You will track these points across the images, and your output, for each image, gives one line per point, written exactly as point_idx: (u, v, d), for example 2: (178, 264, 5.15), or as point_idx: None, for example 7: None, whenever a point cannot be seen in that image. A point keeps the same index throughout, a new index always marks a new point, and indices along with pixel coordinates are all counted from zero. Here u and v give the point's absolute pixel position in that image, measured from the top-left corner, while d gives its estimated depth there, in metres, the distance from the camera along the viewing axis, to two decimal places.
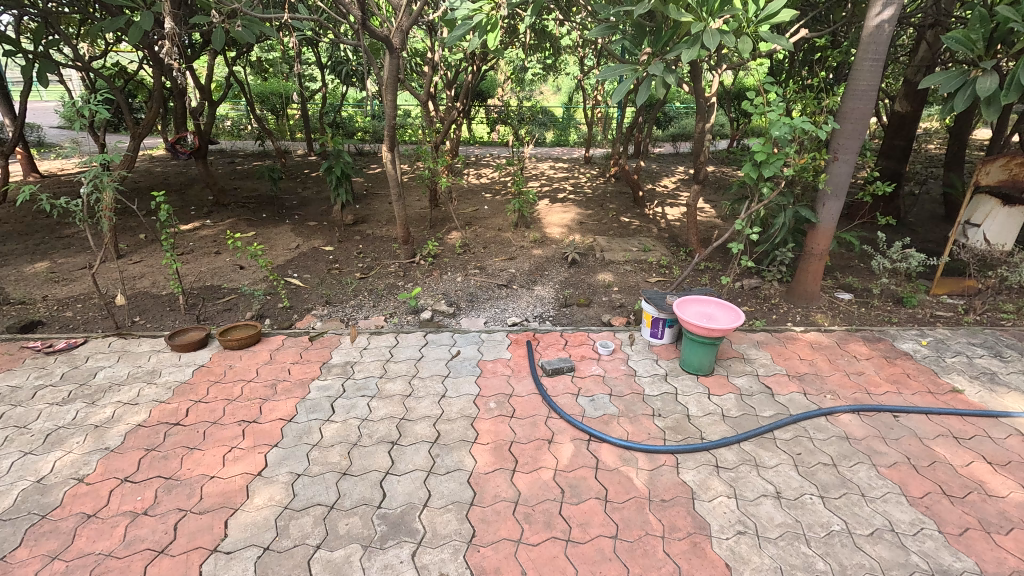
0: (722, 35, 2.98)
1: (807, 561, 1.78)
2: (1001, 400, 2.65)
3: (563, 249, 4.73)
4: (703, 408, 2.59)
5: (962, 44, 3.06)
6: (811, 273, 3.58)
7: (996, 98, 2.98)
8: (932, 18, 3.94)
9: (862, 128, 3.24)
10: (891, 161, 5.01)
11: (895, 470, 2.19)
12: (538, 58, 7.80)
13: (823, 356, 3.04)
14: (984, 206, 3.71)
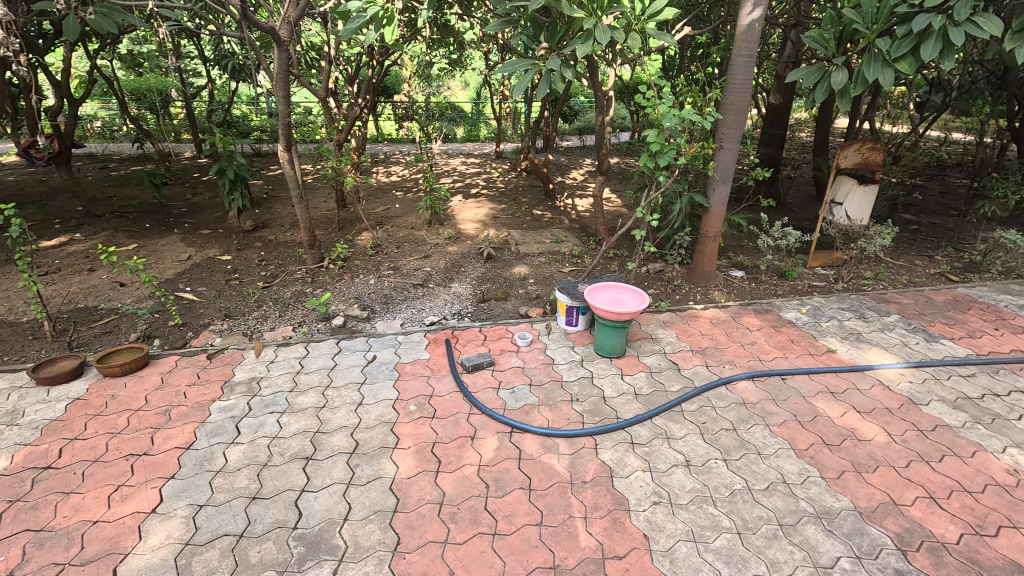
0: (612, 31, 3.11)
1: (714, 521, 1.92)
2: (866, 356, 3.03)
3: (478, 244, 4.73)
4: (617, 389, 2.71)
5: (818, 42, 3.45)
6: (706, 254, 3.87)
7: (847, 90, 3.37)
8: (794, 18, 4.39)
9: (741, 119, 3.54)
10: (770, 149, 5.52)
11: (784, 427, 2.42)
12: (442, 53, 7.71)
13: (721, 330, 3.30)
14: (844, 186, 4.15)
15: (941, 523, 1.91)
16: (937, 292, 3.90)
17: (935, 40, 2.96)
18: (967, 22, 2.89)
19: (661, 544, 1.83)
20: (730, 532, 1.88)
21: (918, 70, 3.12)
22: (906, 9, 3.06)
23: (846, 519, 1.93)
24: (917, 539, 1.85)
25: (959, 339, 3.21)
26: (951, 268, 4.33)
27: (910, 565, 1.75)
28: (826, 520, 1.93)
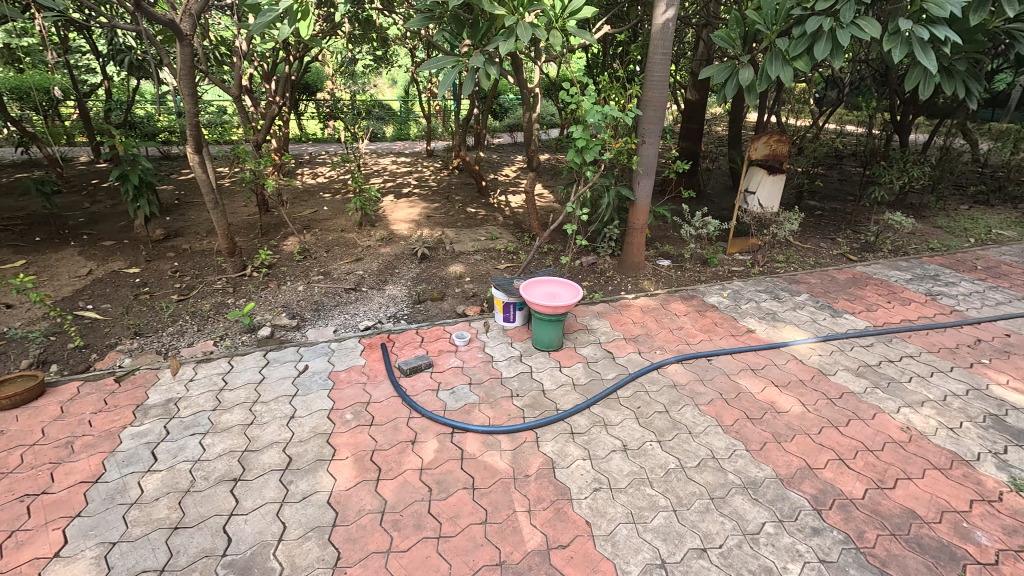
0: (534, 29, 3.14)
1: (651, 501, 2.00)
2: (781, 333, 3.27)
3: (412, 245, 4.64)
4: (556, 381, 2.76)
5: (726, 42, 3.66)
6: (635, 245, 4.01)
7: (754, 87, 3.61)
8: (704, 18, 4.63)
9: (661, 114, 3.69)
10: (689, 143, 5.81)
11: (712, 406, 2.56)
12: (365, 49, 7.48)
13: (651, 317, 3.44)
14: (756, 176, 4.43)
15: (849, 481, 2.10)
16: (839, 271, 4.27)
17: (826, 40, 3.22)
18: (852, 24, 3.18)
19: (603, 529, 1.88)
20: (667, 510, 1.96)
21: (814, 68, 3.39)
22: (800, 11, 3.32)
23: (769, 487, 2.07)
24: (830, 498, 2.02)
25: (859, 313, 3.54)
26: (850, 248, 4.76)
27: (825, 523, 1.91)
28: (751, 490, 2.06)
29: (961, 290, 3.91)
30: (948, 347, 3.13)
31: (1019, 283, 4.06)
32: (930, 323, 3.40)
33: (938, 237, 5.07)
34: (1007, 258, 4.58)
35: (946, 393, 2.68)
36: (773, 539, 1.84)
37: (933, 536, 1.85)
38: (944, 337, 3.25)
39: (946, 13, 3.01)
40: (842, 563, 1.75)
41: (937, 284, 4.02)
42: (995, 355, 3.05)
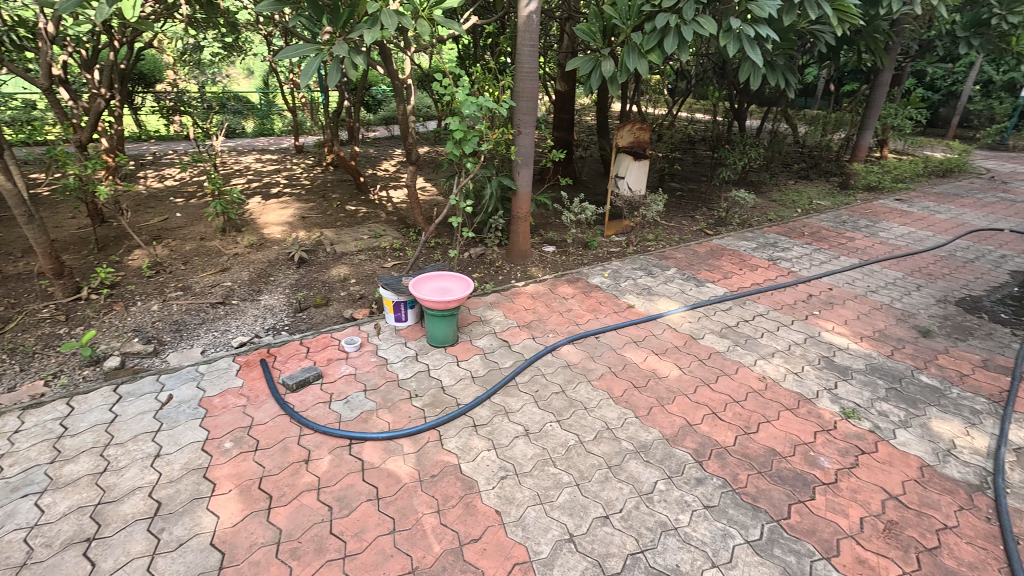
0: (399, 17, 3.03)
1: (556, 480, 2.08)
2: (657, 306, 3.56)
3: (287, 249, 4.29)
4: (455, 376, 2.74)
5: (588, 35, 3.86)
6: (520, 234, 4.10)
7: (616, 78, 3.85)
8: (565, 12, 4.83)
9: (533, 105, 3.79)
10: (562, 132, 6.06)
11: (603, 380, 2.72)
12: (211, 35, 6.70)
13: (541, 303, 3.55)
14: (623, 162, 4.75)
15: (722, 432, 2.35)
16: (700, 245, 4.75)
17: (673, 35, 3.53)
18: (693, 21, 3.51)
19: (513, 515, 1.91)
20: (570, 485, 2.05)
21: (665, 60, 3.69)
22: (649, 8, 3.59)
23: (658, 448, 2.25)
24: (708, 449, 2.25)
25: (718, 281, 3.97)
26: (707, 224, 5.31)
27: (706, 472, 2.12)
28: (643, 453, 2.22)
29: (794, 254, 4.56)
30: (788, 303, 3.64)
31: (835, 245, 4.84)
32: (773, 285, 3.92)
33: (774, 209, 5.85)
34: (825, 224, 5.43)
35: (790, 343, 3.12)
36: (665, 495, 2.01)
37: (789, 468, 2.15)
38: (785, 295, 3.77)
39: (765, 13, 3.45)
40: (722, 505, 1.96)
41: (776, 251, 4.64)
42: (823, 307, 3.61)
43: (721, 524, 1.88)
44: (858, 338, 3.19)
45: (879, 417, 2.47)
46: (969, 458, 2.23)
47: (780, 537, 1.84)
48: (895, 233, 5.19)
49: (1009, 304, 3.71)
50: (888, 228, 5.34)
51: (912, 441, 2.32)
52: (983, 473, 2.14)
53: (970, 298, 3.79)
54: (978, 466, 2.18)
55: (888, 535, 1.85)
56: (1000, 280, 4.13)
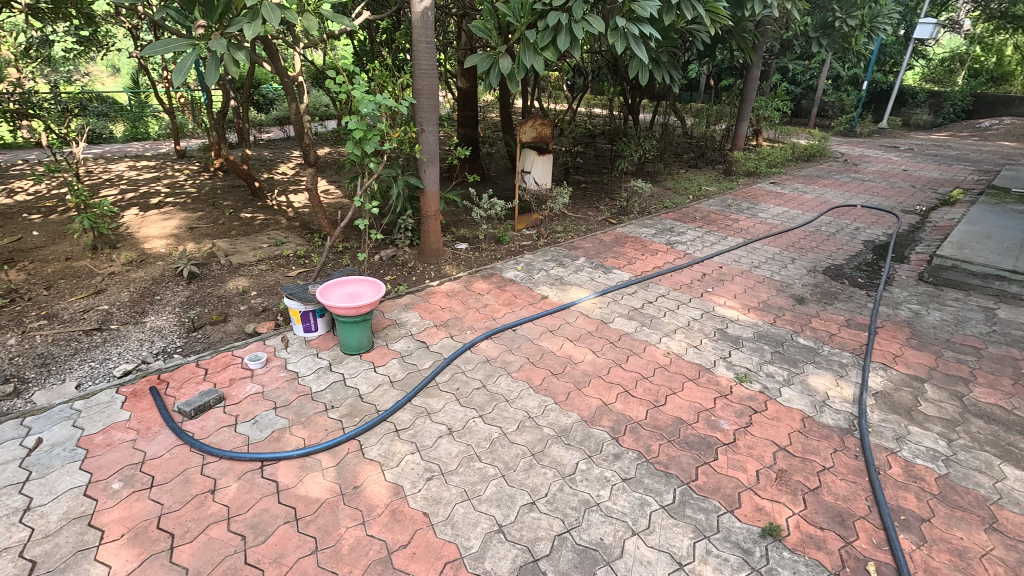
0: (282, 11, 2.87)
1: (482, 474, 2.09)
2: (569, 294, 3.69)
3: (174, 264, 3.91)
4: (372, 383, 2.65)
5: (483, 32, 3.89)
6: (432, 232, 4.05)
7: (514, 74, 3.93)
8: (460, 9, 4.82)
9: (435, 102, 3.75)
10: (467, 129, 6.06)
11: (522, 371, 2.78)
12: (62, 28, 5.90)
13: (457, 300, 3.55)
14: (529, 158, 4.86)
15: (635, 407, 2.50)
16: (605, 234, 4.98)
17: (566, 33, 3.67)
18: (583, 20, 3.67)
19: (441, 515, 1.90)
20: (497, 477, 2.08)
21: (560, 57, 3.82)
22: (541, 6, 3.69)
23: (577, 430, 2.34)
24: (624, 425, 2.38)
25: (623, 267, 4.19)
26: (611, 214, 5.58)
27: (623, 447, 2.24)
28: (564, 437, 2.30)
29: (689, 238, 4.93)
30: (686, 283, 3.93)
31: (723, 227, 5.29)
32: (672, 267, 4.21)
33: (670, 197, 6.28)
34: (714, 209, 5.92)
35: (689, 319, 3.38)
36: (587, 474, 2.10)
37: (695, 433, 2.34)
38: (683, 276, 4.07)
39: (647, 13, 3.68)
40: (638, 476, 2.09)
41: (673, 235, 4.99)
42: (715, 284, 3.94)
43: (638, 493, 2.01)
44: (746, 309, 3.53)
45: (767, 378, 2.76)
46: (839, 406, 2.55)
47: (690, 497, 2.00)
48: (772, 213, 5.78)
49: (864, 269, 4.29)
50: (766, 209, 5.94)
51: (795, 396, 2.61)
52: (850, 418, 2.47)
53: (834, 267, 4.32)
54: (847, 412, 2.51)
55: (779, 482, 2.07)
56: (856, 249, 4.76)
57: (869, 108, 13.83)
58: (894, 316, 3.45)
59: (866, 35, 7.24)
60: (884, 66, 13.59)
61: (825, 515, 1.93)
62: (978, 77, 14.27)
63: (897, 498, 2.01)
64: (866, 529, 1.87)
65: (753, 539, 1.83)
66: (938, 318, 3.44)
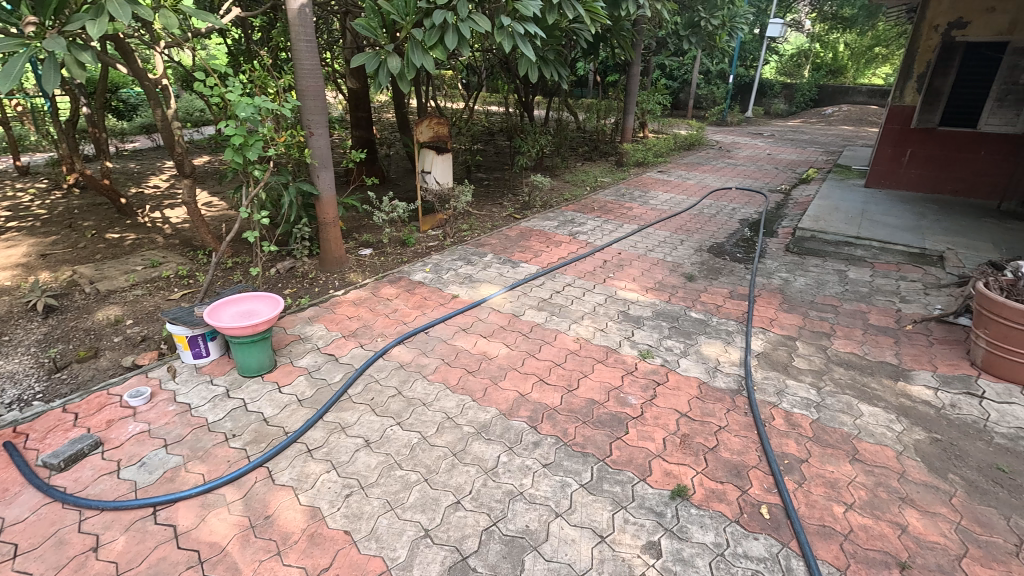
0: (134, 8, 2.58)
1: (404, 481, 2.05)
2: (479, 292, 3.71)
3: (23, 297, 3.39)
4: (278, 405, 2.49)
5: (368, 31, 3.76)
6: (332, 240, 3.87)
7: (404, 74, 3.85)
8: (341, 6, 4.62)
9: (322, 104, 3.57)
10: (362, 131, 5.86)
11: (438, 373, 2.75)
12: None
13: (365, 308, 3.43)
14: (428, 158, 4.80)
15: (550, 395, 2.58)
16: (511, 230, 5.07)
17: (453, 32, 3.68)
18: (469, 19, 3.70)
19: (363, 530, 1.84)
20: (419, 482, 2.05)
21: (449, 57, 3.81)
22: (425, 5, 3.65)
23: (496, 424, 2.37)
24: (541, 413, 2.44)
25: (530, 260, 4.29)
26: (514, 209, 5.69)
27: (541, 434, 2.31)
28: (484, 433, 2.32)
29: (589, 227, 5.17)
30: (590, 271, 4.12)
31: (620, 215, 5.60)
32: (576, 256, 4.39)
33: (569, 190, 6.53)
34: (610, 199, 6.25)
35: (595, 305, 3.54)
36: (509, 465, 2.14)
37: (607, 412, 2.46)
38: (587, 264, 4.25)
39: (530, 13, 3.79)
40: (557, 459, 2.17)
41: (574, 226, 5.19)
42: (616, 269, 4.16)
43: (558, 476, 2.08)
44: (645, 291, 3.77)
45: (667, 352, 2.97)
46: (728, 369, 2.82)
47: (606, 473, 2.11)
48: (661, 199, 6.22)
49: (741, 245, 4.76)
50: (656, 196, 6.37)
51: (692, 366, 2.84)
52: (739, 379, 2.74)
53: (717, 245, 4.75)
54: (735, 374, 2.78)
55: (683, 446, 2.25)
56: (734, 227, 5.27)
57: (737, 99, 15.33)
58: (768, 285, 3.87)
59: (727, 33, 8.00)
60: (745, 61, 15.12)
61: (724, 470, 2.12)
62: (820, 70, 16.35)
63: (781, 445, 2.27)
64: (758, 476, 2.09)
65: (664, 502, 1.97)
66: (803, 283, 3.91)
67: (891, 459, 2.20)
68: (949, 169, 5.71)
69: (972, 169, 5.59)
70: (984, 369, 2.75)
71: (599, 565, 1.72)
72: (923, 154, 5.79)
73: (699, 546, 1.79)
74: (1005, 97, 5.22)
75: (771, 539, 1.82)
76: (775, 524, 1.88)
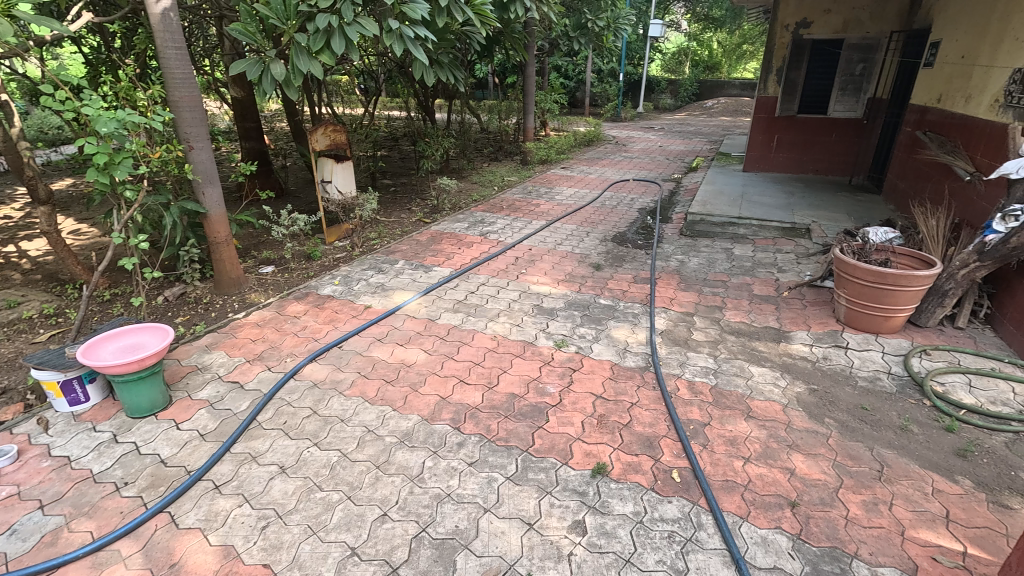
0: None
1: (326, 503, 1.97)
2: (393, 300, 3.65)
3: None
4: (177, 443, 2.29)
5: (245, 35, 3.54)
6: (226, 260, 3.61)
7: (290, 80, 3.67)
8: (215, 10, 4.31)
9: (200, 115, 3.32)
10: (252, 142, 5.51)
11: (355, 387, 2.67)
12: None
13: (270, 329, 3.24)
14: (326, 166, 4.62)
15: (471, 394, 2.60)
16: (421, 234, 5.02)
17: (339, 36, 3.56)
18: (355, 22, 3.60)
19: (285, 560, 1.75)
20: (342, 500, 1.98)
21: (337, 61, 3.69)
22: (307, 8, 3.50)
23: (419, 430, 2.35)
24: (463, 413, 2.46)
25: (443, 263, 4.28)
26: (424, 214, 5.64)
27: (464, 434, 2.32)
28: (407, 441, 2.29)
29: (500, 226, 5.25)
30: (502, 269, 4.18)
31: (528, 212, 5.74)
32: (488, 256, 4.44)
33: (477, 191, 6.58)
34: (517, 197, 6.38)
35: (510, 301, 3.61)
36: (434, 469, 2.13)
37: (527, 403, 2.53)
38: (499, 263, 4.32)
39: (418, 16, 3.77)
40: (482, 456, 2.19)
41: (484, 226, 5.24)
42: (527, 265, 4.26)
43: (484, 473, 2.11)
44: (556, 283, 3.90)
45: (581, 340, 3.10)
46: (636, 349, 3.00)
47: (531, 462, 2.16)
48: (566, 195, 6.45)
49: (641, 233, 5.07)
50: (561, 191, 6.61)
51: (604, 350, 2.99)
52: (646, 356, 2.93)
53: (620, 235, 5.01)
54: (643, 353, 2.96)
55: (600, 426, 2.37)
56: (634, 216, 5.59)
57: (629, 95, 16.23)
58: (667, 267, 4.15)
59: (613, 34, 8.44)
60: (633, 60, 16.06)
61: (638, 444, 2.26)
62: (699, 66, 17.77)
63: (686, 413, 2.45)
64: (668, 444, 2.26)
65: (586, 481, 2.06)
66: (696, 263, 4.25)
67: (779, 412, 2.46)
68: (809, 151, 6.44)
69: (828, 150, 6.36)
70: (847, 323, 3.16)
71: (530, 552, 1.77)
72: (788, 139, 6.48)
73: (620, 517, 1.90)
74: (846, 86, 6.04)
75: (684, 500, 1.97)
76: (686, 485, 2.04)
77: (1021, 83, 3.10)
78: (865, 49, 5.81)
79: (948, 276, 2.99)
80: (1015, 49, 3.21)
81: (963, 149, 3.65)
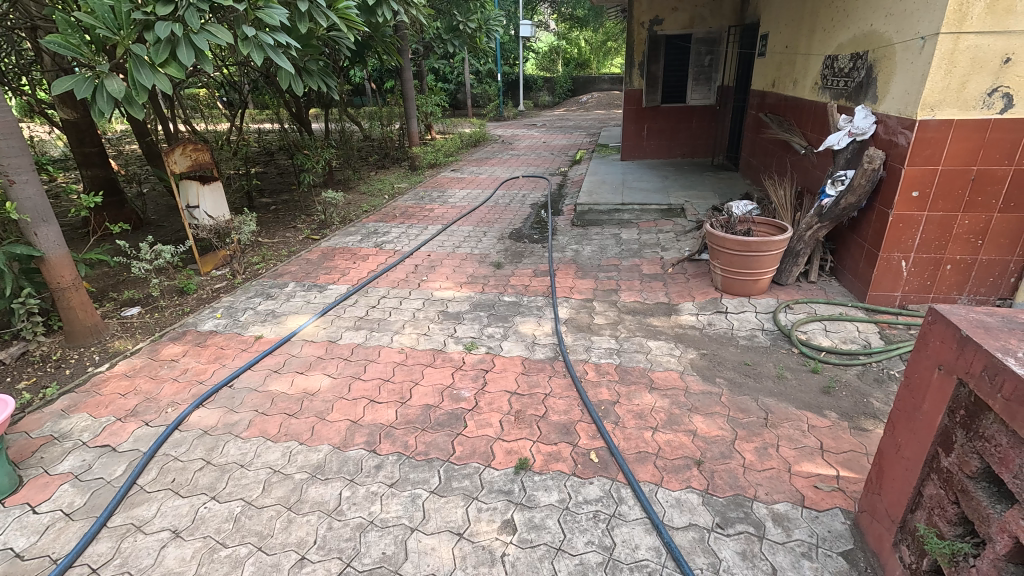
0: None
1: (233, 560, 1.79)
2: (286, 326, 3.39)
3: None
4: (35, 530, 1.94)
5: (67, 48, 3.03)
6: (78, 308, 3.13)
7: (132, 97, 3.25)
8: (24, 20, 3.71)
9: (19, 142, 2.82)
10: (96, 168, 4.83)
11: (253, 427, 2.45)
12: None
13: (143, 378, 2.87)
14: (190, 190, 4.18)
15: (383, 412, 2.51)
16: (310, 253, 4.73)
17: (186, 46, 3.22)
18: (203, 30, 3.28)
19: None
20: (252, 553, 1.81)
21: (187, 74, 3.34)
22: (142, 15, 3.12)
23: (332, 460, 2.22)
24: (378, 434, 2.35)
25: (338, 281, 4.07)
26: (311, 230, 5.31)
27: (381, 456, 2.22)
28: (319, 474, 2.15)
29: (394, 235, 5.10)
30: (402, 279, 4.07)
31: (422, 218, 5.64)
32: (386, 267, 4.30)
33: (366, 201, 6.34)
34: (409, 204, 6.26)
35: (413, 311, 3.53)
36: (354, 498, 2.02)
37: (444, 412, 2.49)
38: (398, 272, 4.20)
39: (276, 22, 3.51)
40: (403, 475, 2.11)
41: (378, 237, 5.07)
42: (428, 272, 4.19)
43: (407, 491, 2.03)
44: (459, 286, 3.88)
45: (490, 339, 3.12)
46: (544, 341, 3.08)
47: (453, 472, 2.12)
48: (458, 197, 6.45)
49: (536, 227, 5.20)
50: (453, 194, 6.59)
51: (513, 347, 3.02)
52: (554, 347, 3.01)
53: (516, 231, 5.10)
54: (550, 343, 3.05)
55: (518, 421, 2.40)
56: (527, 212, 5.73)
57: (509, 95, 16.62)
58: (564, 258, 4.30)
59: (485, 35, 8.56)
60: (509, 60, 16.47)
61: (555, 432, 2.32)
62: (570, 63, 18.65)
63: (596, 395, 2.56)
64: (583, 428, 2.34)
65: (511, 479, 2.08)
66: (589, 251, 4.45)
67: (677, 379, 2.66)
68: (675, 137, 7.02)
69: (691, 135, 6.98)
70: (724, 290, 3.49)
71: (463, 562, 1.74)
72: (656, 126, 7.00)
73: (547, 508, 1.94)
74: (699, 76, 6.65)
75: (604, 479, 2.05)
76: (604, 464, 2.13)
77: (832, 67, 3.62)
78: (710, 42, 6.45)
79: (798, 238, 3.43)
80: (825, 38, 3.72)
81: (797, 126, 4.17)
